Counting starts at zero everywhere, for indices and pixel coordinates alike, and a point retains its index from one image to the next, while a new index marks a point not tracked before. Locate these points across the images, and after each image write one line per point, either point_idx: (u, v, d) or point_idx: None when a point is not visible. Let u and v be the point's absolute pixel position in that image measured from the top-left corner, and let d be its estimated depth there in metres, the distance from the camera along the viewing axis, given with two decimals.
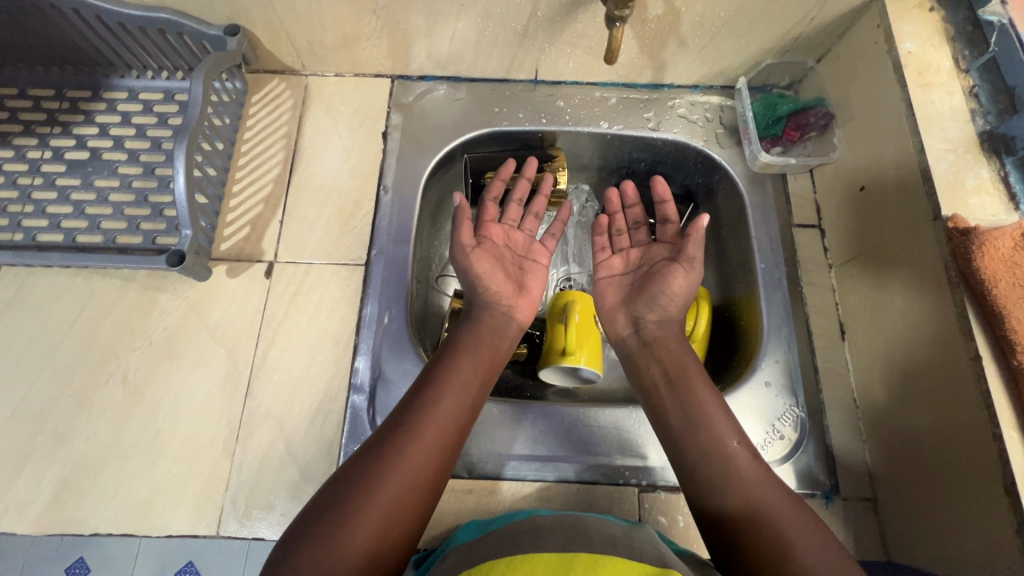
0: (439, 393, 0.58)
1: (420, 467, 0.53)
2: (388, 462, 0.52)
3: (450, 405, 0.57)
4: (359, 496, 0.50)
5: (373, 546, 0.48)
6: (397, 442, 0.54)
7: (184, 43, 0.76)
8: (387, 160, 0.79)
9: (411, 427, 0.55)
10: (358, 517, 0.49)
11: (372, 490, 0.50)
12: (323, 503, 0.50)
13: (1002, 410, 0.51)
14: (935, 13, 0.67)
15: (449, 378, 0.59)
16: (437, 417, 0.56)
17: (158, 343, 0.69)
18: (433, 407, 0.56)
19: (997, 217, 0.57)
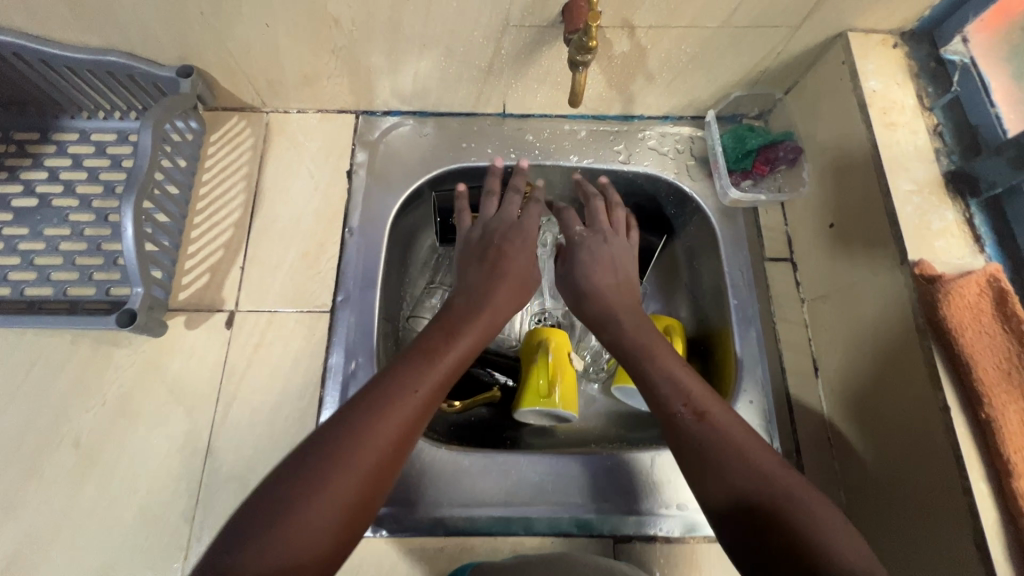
0: (417, 379, 0.52)
1: (387, 455, 0.48)
2: (352, 446, 0.47)
3: (425, 392, 0.52)
4: (316, 485, 0.45)
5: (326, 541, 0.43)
6: (365, 426, 0.48)
7: (135, 84, 0.73)
8: (353, 199, 0.77)
9: (381, 412, 0.49)
10: (313, 507, 0.44)
11: (331, 478, 0.45)
12: (275, 490, 0.44)
13: (972, 462, 0.51)
14: (899, 49, 0.67)
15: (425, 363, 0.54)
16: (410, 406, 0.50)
17: (113, 402, 0.66)
18: (409, 392, 0.51)
19: (964, 260, 0.57)
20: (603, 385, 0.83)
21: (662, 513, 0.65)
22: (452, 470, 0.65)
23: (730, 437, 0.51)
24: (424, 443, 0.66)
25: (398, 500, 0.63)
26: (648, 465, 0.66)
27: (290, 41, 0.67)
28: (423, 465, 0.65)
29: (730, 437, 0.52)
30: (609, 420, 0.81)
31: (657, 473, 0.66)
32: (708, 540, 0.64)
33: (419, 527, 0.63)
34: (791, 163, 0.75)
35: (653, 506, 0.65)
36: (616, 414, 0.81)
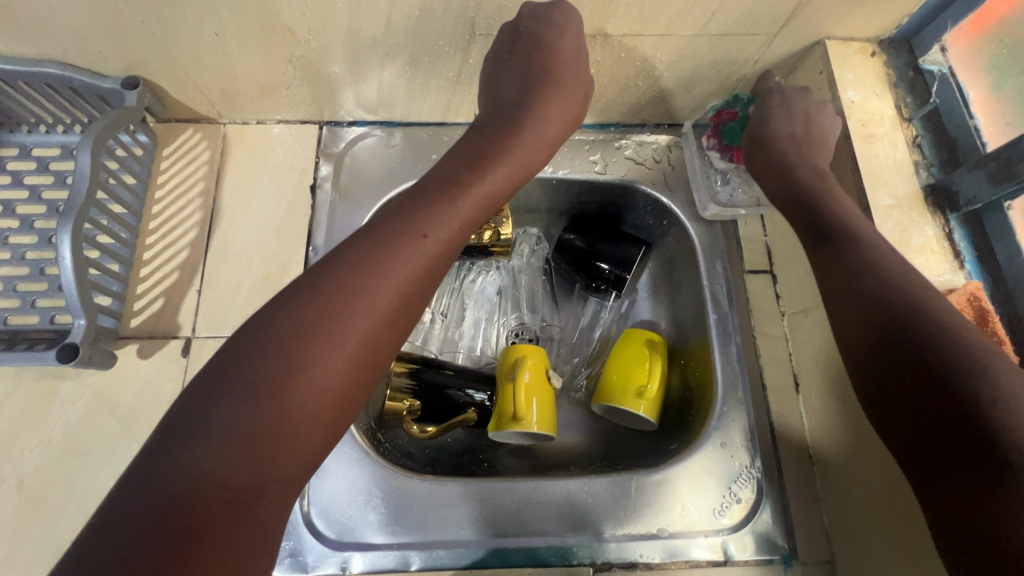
0: (406, 248, 0.47)
1: (372, 335, 0.44)
2: (330, 324, 0.42)
3: (415, 261, 0.47)
4: (291, 371, 0.40)
5: (312, 428, 0.41)
6: (344, 303, 0.43)
7: (77, 96, 0.68)
8: (317, 216, 0.74)
9: (362, 286, 0.44)
10: (289, 394, 0.40)
11: (309, 361, 0.41)
12: (238, 377, 0.40)
13: None
14: (877, 58, 0.65)
15: (414, 227, 0.48)
16: (397, 278, 0.46)
17: (60, 439, 0.62)
18: (394, 260, 0.46)
19: (944, 277, 0.56)
20: (582, 402, 0.80)
21: (644, 539, 0.63)
22: (423, 501, 0.62)
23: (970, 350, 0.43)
24: (394, 474, 0.63)
25: (369, 533, 0.61)
26: (628, 490, 0.64)
27: (244, 52, 0.63)
28: (393, 495, 0.62)
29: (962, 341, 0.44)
30: (589, 439, 0.78)
31: (638, 498, 0.64)
32: (690, 565, 0.63)
33: (388, 566, 0.60)
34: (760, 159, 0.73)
35: (634, 532, 0.63)
36: (596, 432, 0.78)
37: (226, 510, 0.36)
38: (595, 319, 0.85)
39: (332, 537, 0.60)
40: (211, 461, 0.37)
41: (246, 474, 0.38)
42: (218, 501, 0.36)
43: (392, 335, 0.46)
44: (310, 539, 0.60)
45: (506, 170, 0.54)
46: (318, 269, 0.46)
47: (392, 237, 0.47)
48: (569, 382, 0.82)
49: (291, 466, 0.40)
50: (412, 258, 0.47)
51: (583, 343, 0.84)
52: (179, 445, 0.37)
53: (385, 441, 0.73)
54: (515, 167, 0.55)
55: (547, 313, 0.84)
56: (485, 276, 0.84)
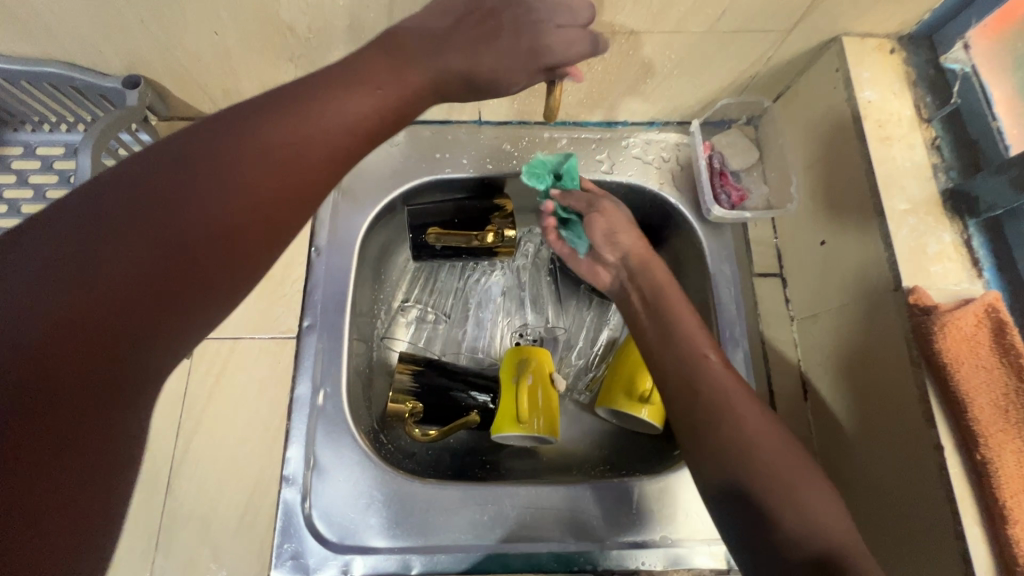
0: (289, 124, 0.39)
1: (232, 218, 0.36)
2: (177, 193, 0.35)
3: (293, 147, 0.39)
4: (133, 233, 0.33)
5: (148, 310, 0.33)
6: (203, 173, 0.36)
7: (79, 95, 0.67)
8: (319, 215, 0.73)
9: (226, 159, 0.37)
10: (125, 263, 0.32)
11: (142, 229, 0.33)
12: (68, 235, 0.32)
13: (966, 506, 0.48)
14: (896, 56, 0.62)
15: (303, 109, 0.40)
16: (271, 161, 0.38)
17: None
18: (274, 142, 0.38)
19: (960, 286, 0.54)
20: (586, 404, 0.80)
21: (645, 546, 0.62)
22: (424, 505, 0.62)
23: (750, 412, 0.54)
24: (395, 478, 0.63)
25: (369, 537, 0.61)
26: (630, 497, 0.64)
27: (244, 50, 0.62)
28: (394, 499, 0.62)
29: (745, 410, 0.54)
30: (591, 440, 0.78)
31: (640, 505, 0.63)
32: (691, 572, 0.62)
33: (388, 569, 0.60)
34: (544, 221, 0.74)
35: (635, 539, 0.62)
36: (599, 434, 0.78)
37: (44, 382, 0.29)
38: (599, 320, 0.84)
39: (333, 540, 0.60)
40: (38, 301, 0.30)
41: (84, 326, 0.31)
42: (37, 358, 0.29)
43: (263, 230, 0.38)
44: (311, 542, 0.60)
45: (421, 74, 0.47)
46: (188, 133, 0.38)
47: (276, 110, 0.40)
48: (572, 384, 0.81)
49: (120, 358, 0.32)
50: (318, 122, 0.40)
51: (588, 344, 0.83)
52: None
53: (387, 443, 0.72)
54: (437, 76, 0.48)
55: (551, 314, 0.83)
56: (489, 276, 0.84)
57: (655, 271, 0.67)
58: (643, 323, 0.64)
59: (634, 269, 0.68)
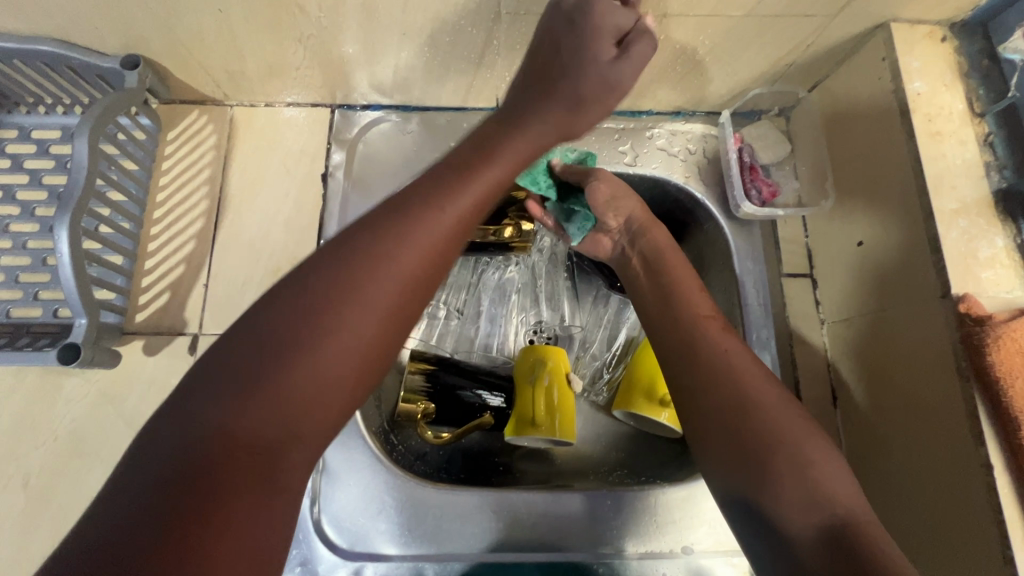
0: (427, 215, 0.41)
1: (386, 317, 0.39)
2: (341, 289, 0.37)
3: (432, 245, 0.41)
4: (309, 329, 0.36)
5: (320, 402, 0.36)
6: (359, 269, 0.38)
7: (76, 75, 0.64)
8: (329, 206, 0.69)
9: (377, 253, 0.39)
10: (301, 360, 0.36)
11: (316, 327, 0.36)
12: (257, 332, 0.36)
13: (1015, 528, 0.45)
14: (947, 44, 0.58)
15: (440, 208, 0.42)
16: (414, 259, 0.40)
17: (66, 439, 0.60)
18: (420, 238, 0.41)
19: (1013, 294, 0.51)
20: (603, 404, 0.77)
21: (666, 558, 0.60)
22: (438, 511, 0.60)
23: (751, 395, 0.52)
24: (407, 482, 0.60)
25: (381, 544, 0.58)
26: (651, 505, 0.61)
27: (250, 30, 0.58)
28: (406, 504, 0.60)
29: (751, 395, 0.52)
30: (607, 442, 0.76)
31: (661, 514, 0.61)
32: None
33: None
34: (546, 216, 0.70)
35: (656, 549, 0.60)
36: (615, 436, 0.76)
37: (244, 466, 0.34)
38: (618, 318, 0.81)
39: (343, 546, 0.58)
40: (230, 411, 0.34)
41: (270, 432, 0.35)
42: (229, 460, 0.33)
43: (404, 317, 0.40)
44: (321, 548, 0.58)
45: (525, 156, 0.48)
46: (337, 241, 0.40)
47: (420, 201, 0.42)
48: (588, 383, 0.78)
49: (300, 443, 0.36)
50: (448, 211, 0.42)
51: (605, 343, 0.80)
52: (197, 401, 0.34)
53: (398, 444, 0.70)
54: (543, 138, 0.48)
55: (567, 311, 0.80)
56: (503, 270, 0.80)
57: (655, 232, 0.66)
58: (641, 282, 0.65)
59: (636, 230, 0.67)
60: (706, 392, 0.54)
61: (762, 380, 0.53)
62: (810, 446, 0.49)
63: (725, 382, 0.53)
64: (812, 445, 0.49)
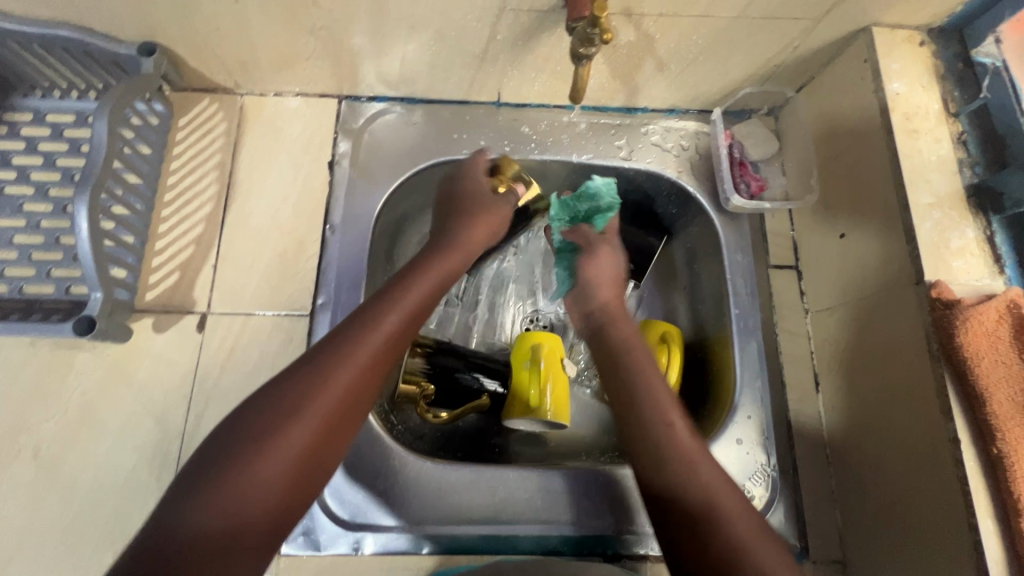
0: (348, 354, 0.50)
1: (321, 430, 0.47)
2: (278, 422, 0.46)
3: (351, 380, 0.49)
4: (248, 459, 0.44)
5: (274, 487, 0.44)
6: (290, 417, 0.46)
7: (93, 61, 0.66)
8: (335, 192, 0.72)
9: (307, 398, 0.47)
10: (253, 463, 0.44)
11: (256, 455, 0.44)
12: (208, 464, 0.44)
13: (979, 498, 0.48)
14: (925, 48, 0.62)
15: (358, 338, 0.51)
16: (340, 378, 0.49)
17: (76, 411, 0.62)
18: (341, 370, 0.49)
19: (982, 282, 0.54)
20: (596, 390, 0.80)
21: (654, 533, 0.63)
22: (436, 486, 0.62)
23: (698, 482, 0.52)
24: (408, 457, 0.63)
25: (381, 515, 0.61)
26: None
27: (264, 21, 0.61)
28: (407, 478, 0.62)
29: (699, 483, 0.52)
30: (600, 426, 0.79)
31: None
32: None
33: (401, 545, 0.60)
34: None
35: (645, 524, 0.63)
36: (608, 420, 0.79)
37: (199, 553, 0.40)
38: None
39: (346, 518, 0.60)
40: (194, 514, 0.41)
41: (216, 523, 0.41)
42: (201, 550, 0.40)
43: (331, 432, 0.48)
44: (323, 519, 0.60)
45: (443, 272, 0.62)
46: (276, 380, 0.48)
47: (338, 344, 0.51)
48: (582, 369, 0.82)
49: (257, 533, 0.43)
50: (359, 351, 0.50)
51: None
52: (181, 506, 0.41)
53: (398, 423, 0.72)
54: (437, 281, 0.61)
55: None
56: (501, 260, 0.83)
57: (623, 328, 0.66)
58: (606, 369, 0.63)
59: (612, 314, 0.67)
60: (657, 474, 0.54)
61: (719, 483, 0.52)
62: (755, 534, 0.49)
63: (678, 467, 0.53)
64: (765, 546, 0.49)
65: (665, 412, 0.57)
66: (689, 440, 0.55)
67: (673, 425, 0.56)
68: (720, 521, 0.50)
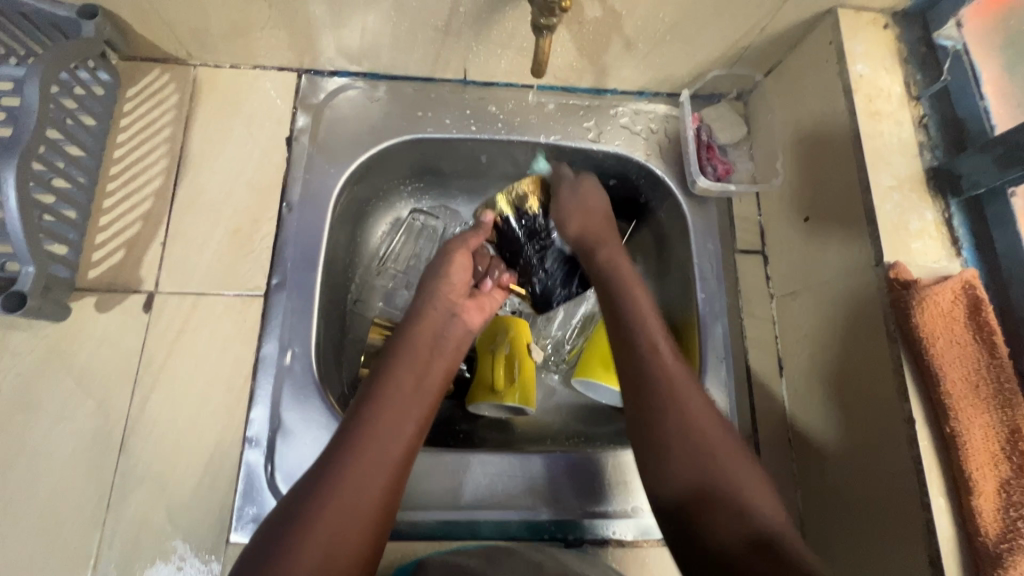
0: (375, 425, 0.51)
1: (370, 515, 0.47)
2: (320, 517, 0.45)
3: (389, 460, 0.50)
4: (296, 545, 0.44)
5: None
6: (334, 506, 0.46)
7: (28, 24, 0.62)
8: (292, 170, 0.70)
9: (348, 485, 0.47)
10: (301, 565, 0.43)
11: (302, 551, 0.43)
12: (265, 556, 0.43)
13: (932, 477, 0.48)
14: (889, 31, 0.62)
15: (387, 421, 0.52)
16: (378, 462, 0.49)
17: (8, 395, 0.58)
18: (377, 452, 0.50)
19: (939, 264, 0.54)
20: (564, 375, 0.80)
21: (616, 517, 0.62)
22: None
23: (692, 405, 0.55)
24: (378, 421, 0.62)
25: None
26: (604, 466, 0.63)
27: None
28: None
29: (693, 408, 0.55)
30: (565, 412, 0.78)
31: (613, 474, 0.63)
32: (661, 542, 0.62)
33: None
34: (496, 289, 0.70)
35: (607, 509, 0.62)
36: (574, 406, 0.78)
37: None
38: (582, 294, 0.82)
39: None
40: None
41: None
42: None
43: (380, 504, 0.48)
44: (273, 504, 0.58)
45: (444, 330, 0.62)
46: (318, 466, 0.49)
47: (365, 420, 0.52)
48: (550, 355, 0.81)
49: None
50: (382, 420, 0.52)
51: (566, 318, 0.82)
52: None
53: None
54: (434, 322, 0.62)
55: None
56: None
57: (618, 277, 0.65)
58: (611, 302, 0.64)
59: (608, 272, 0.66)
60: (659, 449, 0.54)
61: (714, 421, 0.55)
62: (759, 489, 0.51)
63: (681, 440, 0.53)
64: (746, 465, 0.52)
65: (649, 387, 0.56)
66: (701, 412, 0.55)
67: (677, 402, 0.55)
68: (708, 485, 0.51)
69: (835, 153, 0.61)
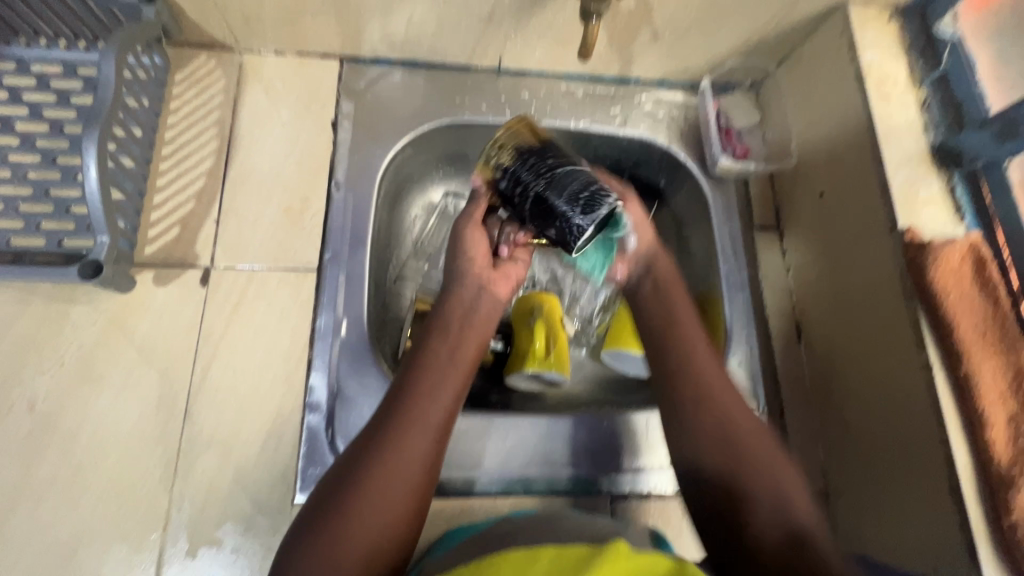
0: (418, 394, 0.51)
1: (409, 497, 0.47)
2: (366, 483, 0.46)
3: (427, 442, 0.49)
4: (346, 508, 0.45)
5: (375, 555, 0.45)
6: (374, 491, 0.46)
7: (87, 8, 0.64)
8: (338, 151, 0.72)
9: (386, 475, 0.47)
10: (351, 527, 0.44)
11: (352, 516, 0.45)
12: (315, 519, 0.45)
13: (949, 416, 0.54)
14: (893, 24, 0.68)
15: (427, 388, 0.52)
16: (421, 429, 0.50)
17: (73, 366, 0.60)
18: (420, 422, 0.50)
19: (946, 229, 0.60)
20: (592, 349, 0.84)
21: (656, 472, 0.66)
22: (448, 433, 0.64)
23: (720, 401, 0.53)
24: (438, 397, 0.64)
25: None
26: (643, 425, 0.67)
27: None
28: None
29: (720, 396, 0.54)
30: (596, 384, 0.82)
31: (652, 432, 0.67)
32: None
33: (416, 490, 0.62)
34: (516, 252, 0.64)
35: (647, 465, 0.66)
36: (603, 378, 0.82)
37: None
38: None
39: None
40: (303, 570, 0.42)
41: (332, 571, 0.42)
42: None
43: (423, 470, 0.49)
44: None
45: (475, 299, 0.60)
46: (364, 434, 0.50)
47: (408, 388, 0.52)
48: (580, 331, 0.85)
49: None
50: (424, 388, 0.52)
51: (591, 296, 0.86)
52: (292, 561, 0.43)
53: None
54: (467, 290, 0.60)
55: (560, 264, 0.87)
56: None
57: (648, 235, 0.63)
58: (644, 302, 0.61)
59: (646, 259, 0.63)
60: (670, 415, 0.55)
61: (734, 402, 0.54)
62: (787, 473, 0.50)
63: (714, 434, 0.52)
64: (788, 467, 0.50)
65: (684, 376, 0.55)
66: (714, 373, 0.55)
67: (707, 385, 0.54)
68: (736, 477, 0.50)
69: (848, 133, 0.67)
